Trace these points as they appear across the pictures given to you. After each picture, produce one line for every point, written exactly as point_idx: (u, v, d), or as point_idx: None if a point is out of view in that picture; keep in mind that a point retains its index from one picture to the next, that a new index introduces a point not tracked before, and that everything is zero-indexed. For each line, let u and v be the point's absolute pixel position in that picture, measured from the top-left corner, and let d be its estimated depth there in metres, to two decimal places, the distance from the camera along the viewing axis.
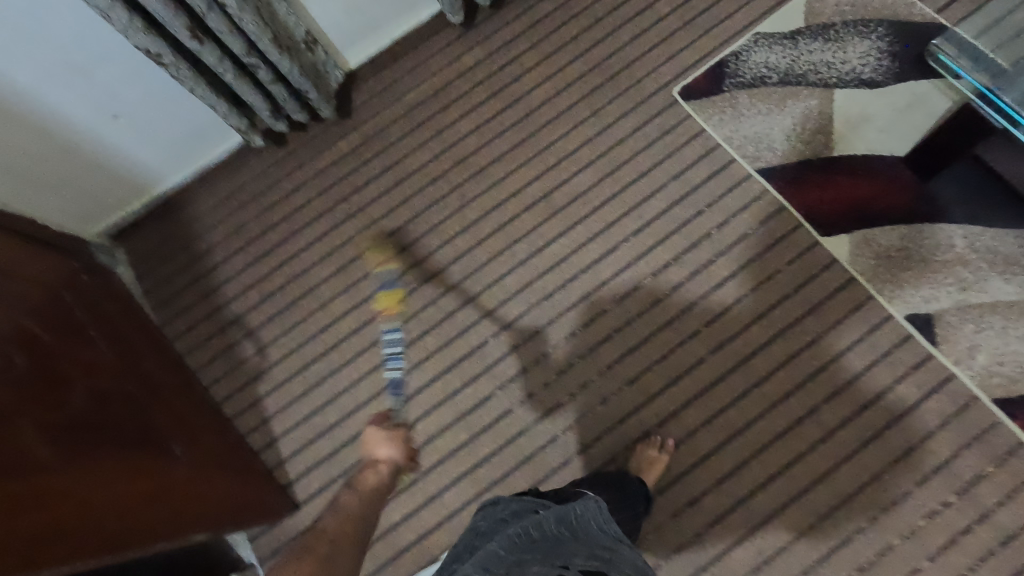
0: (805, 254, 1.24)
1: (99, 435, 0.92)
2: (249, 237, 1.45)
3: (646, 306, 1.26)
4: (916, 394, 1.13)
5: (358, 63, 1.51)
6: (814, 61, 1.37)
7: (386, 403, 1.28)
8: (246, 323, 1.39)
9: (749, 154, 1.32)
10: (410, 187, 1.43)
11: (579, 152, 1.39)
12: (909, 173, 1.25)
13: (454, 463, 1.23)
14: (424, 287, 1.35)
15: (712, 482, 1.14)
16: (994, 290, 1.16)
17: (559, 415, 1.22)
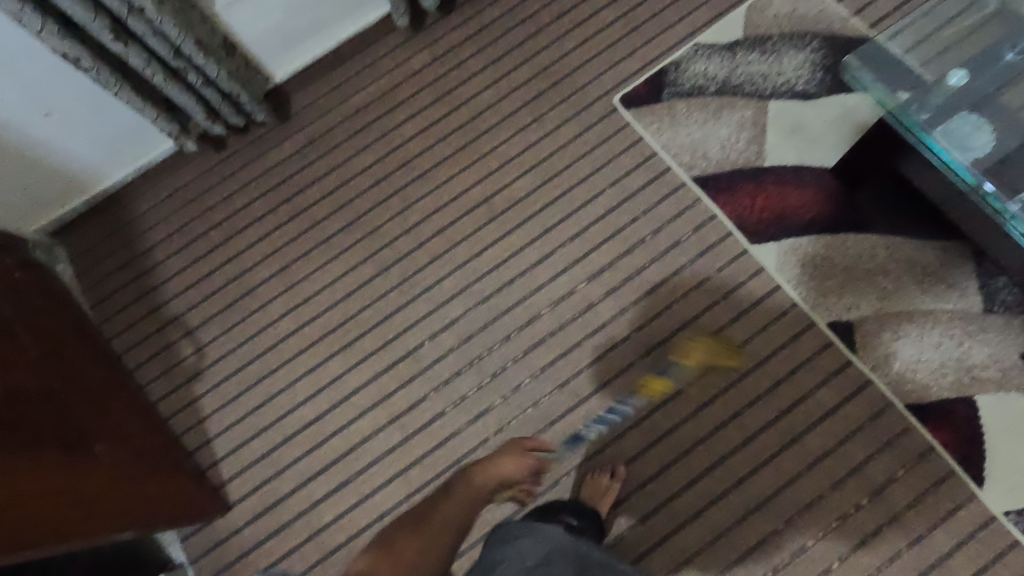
0: (735, 261, 1.27)
1: (27, 436, 0.92)
2: (191, 237, 1.44)
3: (580, 311, 1.28)
4: (834, 399, 1.16)
5: (289, 74, 1.48)
6: (751, 71, 1.39)
7: (322, 404, 1.29)
8: (185, 322, 1.38)
9: (685, 162, 1.35)
10: (353, 189, 1.44)
11: (521, 157, 1.41)
12: (835, 184, 1.28)
13: (387, 464, 1.24)
14: (364, 289, 1.36)
15: (637, 484, 1.16)
16: (911, 300, 1.19)
17: (491, 417, 1.24)
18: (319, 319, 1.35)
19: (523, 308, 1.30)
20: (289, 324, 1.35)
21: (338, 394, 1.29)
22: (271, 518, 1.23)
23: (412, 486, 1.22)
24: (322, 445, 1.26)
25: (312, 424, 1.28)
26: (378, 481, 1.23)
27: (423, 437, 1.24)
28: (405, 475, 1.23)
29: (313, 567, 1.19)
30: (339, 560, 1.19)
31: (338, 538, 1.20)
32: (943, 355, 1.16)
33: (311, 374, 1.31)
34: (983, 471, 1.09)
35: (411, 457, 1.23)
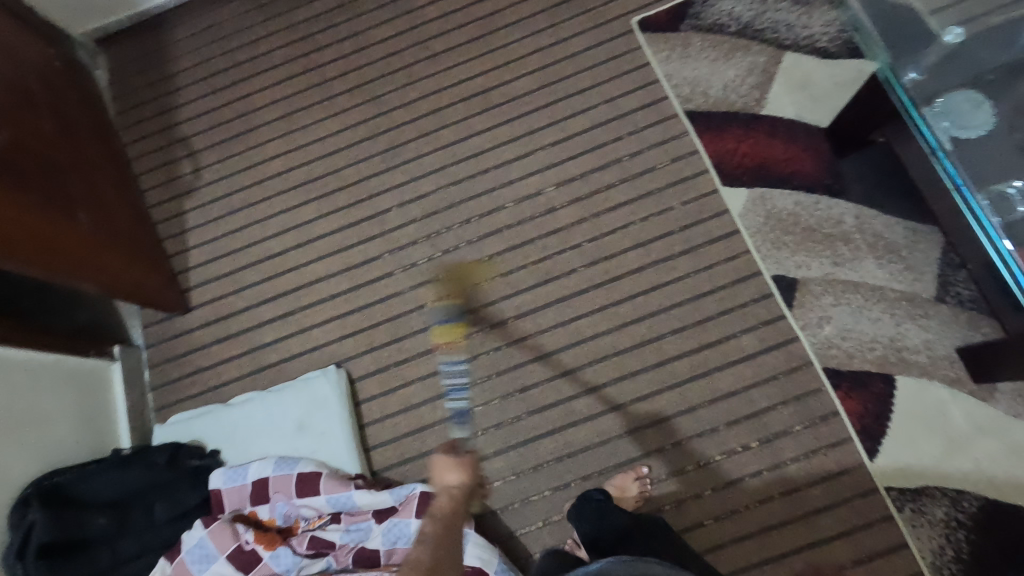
0: (702, 198, 1.27)
1: (30, 183, 1.04)
2: (214, 69, 1.55)
3: (540, 212, 1.32)
4: (755, 346, 1.18)
5: None
6: (777, 19, 1.36)
7: (289, 242, 1.40)
8: (190, 144, 1.51)
9: (683, 95, 1.34)
10: (366, 57, 1.50)
11: (527, 59, 1.43)
12: (825, 146, 1.26)
13: (330, 305, 1.34)
14: (351, 149, 1.44)
15: (546, 376, 1.22)
16: (864, 272, 1.18)
17: (433, 287, 1.31)
18: (306, 167, 1.45)
19: (488, 198, 1.35)
20: (278, 166, 1.46)
21: (305, 236, 1.39)
22: (221, 327, 1.36)
23: (347, 330, 1.31)
24: (280, 276, 1.38)
25: (276, 257, 1.39)
26: (320, 318, 1.33)
27: (368, 291, 1.33)
28: (343, 319, 1.32)
29: (245, 376, 1.32)
30: (268, 376, 1.31)
31: (273, 357, 1.32)
32: (878, 331, 1.14)
33: (286, 214, 1.42)
34: (880, 446, 1.09)
35: (352, 305, 1.33)
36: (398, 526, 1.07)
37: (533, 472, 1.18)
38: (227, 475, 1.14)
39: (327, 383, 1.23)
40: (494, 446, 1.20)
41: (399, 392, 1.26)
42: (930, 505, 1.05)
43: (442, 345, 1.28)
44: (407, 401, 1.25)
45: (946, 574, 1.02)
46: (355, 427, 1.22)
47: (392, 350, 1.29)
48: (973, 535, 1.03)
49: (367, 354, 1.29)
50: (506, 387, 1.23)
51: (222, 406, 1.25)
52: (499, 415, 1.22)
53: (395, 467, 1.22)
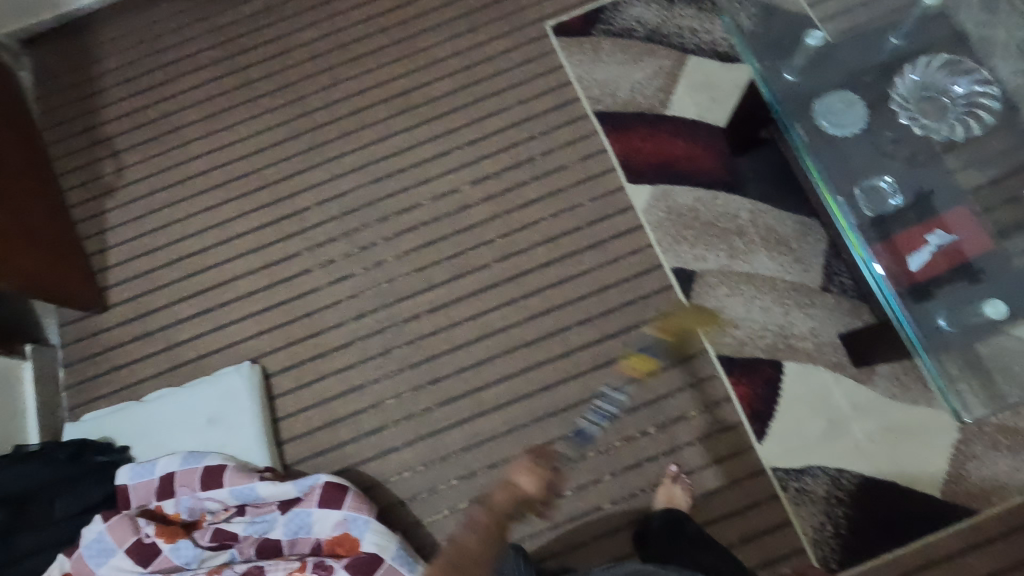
0: (608, 195, 1.32)
1: None
2: (139, 71, 1.56)
3: (454, 209, 1.36)
4: (656, 335, 1.22)
5: None
6: (682, 25, 1.42)
7: (209, 240, 1.41)
8: (113, 144, 1.51)
9: (593, 96, 1.39)
10: (291, 60, 1.53)
11: (447, 62, 1.47)
12: (724, 144, 1.32)
13: (248, 302, 1.35)
14: (273, 149, 1.46)
15: (456, 368, 1.25)
16: (757, 263, 1.23)
17: (349, 283, 1.33)
18: (228, 167, 1.46)
19: (406, 196, 1.38)
20: (200, 165, 1.47)
21: (225, 234, 1.41)
22: (138, 325, 1.36)
23: (263, 326, 1.33)
24: (198, 274, 1.39)
25: (195, 255, 1.40)
26: (238, 315, 1.35)
27: (286, 288, 1.35)
28: (261, 316, 1.34)
29: (161, 373, 1.32)
30: (184, 373, 1.32)
31: (189, 354, 1.33)
32: (768, 320, 1.20)
33: (207, 213, 1.43)
34: (768, 428, 1.14)
35: (270, 302, 1.35)
36: (299, 516, 1.08)
37: (442, 461, 1.20)
38: (134, 470, 1.15)
39: (239, 378, 1.24)
40: (405, 437, 1.23)
41: (313, 386, 1.28)
42: (813, 483, 1.11)
43: (357, 339, 1.30)
44: (321, 395, 1.27)
45: (825, 548, 1.07)
46: (267, 421, 1.24)
47: (307, 345, 1.30)
48: (851, 510, 1.09)
49: (283, 349, 1.31)
50: (417, 379, 1.26)
51: (134, 403, 1.25)
52: (410, 407, 1.24)
53: (306, 460, 1.23)
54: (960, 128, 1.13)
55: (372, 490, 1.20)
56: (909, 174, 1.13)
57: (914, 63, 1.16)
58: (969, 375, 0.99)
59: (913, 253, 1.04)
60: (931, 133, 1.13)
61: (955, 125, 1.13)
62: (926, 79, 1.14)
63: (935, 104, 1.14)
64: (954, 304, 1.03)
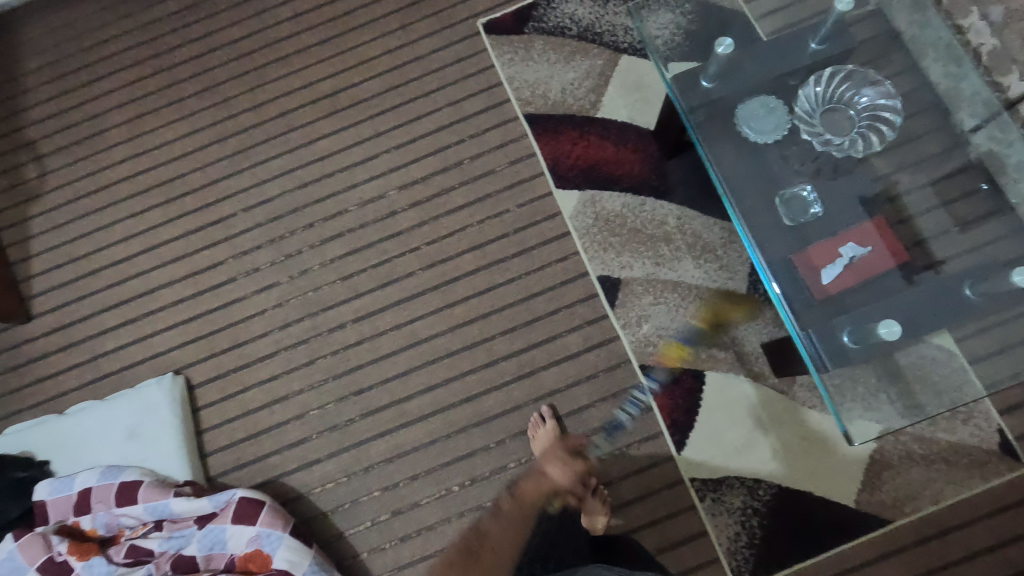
0: (536, 200, 1.30)
1: None
2: (62, 70, 1.51)
3: (382, 215, 1.33)
4: (580, 345, 1.21)
5: None
6: (615, 23, 1.38)
7: (134, 247, 1.38)
8: (36, 148, 1.47)
9: (524, 97, 1.36)
10: (217, 59, 1.48)
11: (377, 61, 1.43)
12: (653, 147, 1.29)
13: (173, 312, 1.33)
14: (200, 153, 1.42)
15: (381, 379, 1.24)
16: (683, 271, 1.22)
17: (274, 292, 1.31)
18: (153, 172, 1.43)
19: (333, 202, 1.35)
20: (125, 169, 1.43)
21: (150, 241, 1.38)
22: (62, 335, 1.34)
23: (187, 336, 1.31)
24: (123, 282, 1.36)
25: (120, 263, 1.38)
26: (162, 325, 1.32)
27: (211, 297, 1.33)
28: (185, 325, 1.32)
29: (84, 385, 1.30)
30: (108, 385, 1.30)
31: (113, 365, 1.31)
32: (691, 328, 1.19)
33: (132, 219, 1.40)
34: (687, 438, 1.14)
35: (195, 311, 1.32)
36: (213, 532, 1.08)
37: (364, 473, 1.20)
38: (53, 486, 1.14)
39: (160, 391, 1.23)
40: (328, 448, 1.22)
41: (237, 397, 1.26)
42: (728, 494, 1.11)
43: (282, 349, 1.28)
44: (245, 406, 1.26)
45: (738, 558, 1.08)
46: (190, 433, 1.22)
47: (231, 355, 1.29)
48: (765, 520, 1.09)
49: (207, 360, 1.29)
50: (342, 390, 1.24)
51: (56, 416, 1.24)
52: (334, 418, 1.23)
53: (229, 472, 1.22)
54: (860, 143, 1.10)
55: (294, 502, 1.20)
56: (833, 184, 1.11)
57: (818, 76, 1.13)
58: (852, 396, 1.01)
59: (827, 266, 1.03)
60: (830, 149, 1.10)
61: (859, 139, 1.11)
62: (828, 92, 1.12)
63: (837, 119, 1.11)
64: (864, 322, 1.00)
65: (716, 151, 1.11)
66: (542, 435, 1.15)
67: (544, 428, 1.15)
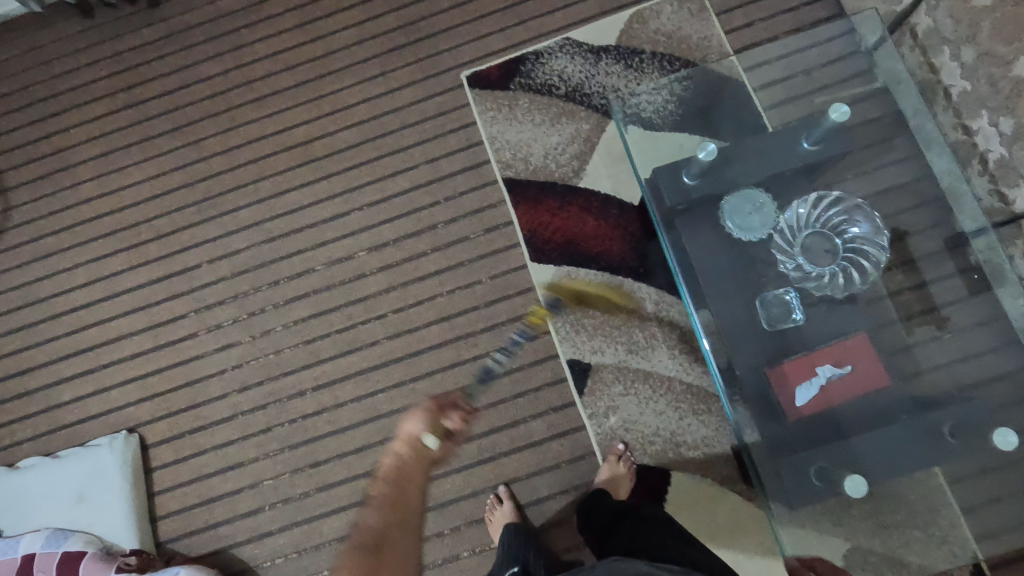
0: (510, 273, 1.24)
1: None
2: (31, 98, 1.45)
3: (349, 277, 1.28)
4: (544, 432, 1.17)
5: None
6: (606, 84, 1.30)
7: (96, 293, 1.34)
8: (2, 180, 1.42)
9: (505, 160, 1.29)
10: (190, 95, 1.42)
11: (355, 109, 1.36)
12: (635, 225, 1.23)
13: (130, 365, 1.29)
14: (167, 197, 1.37)
15: (338, 452, 1.20)
16: (656, 361, 1.17)
17: (234, 352, 1.27)
18: (117, 213, 1.38)
19: (300, 259, 1.30)
20: (91, 210, 1.38)
21: (113, 287, 1.34)
22: (18, 382, 1.31)
23: (145, 392, 1.27)
24: (82, 330, 1.32)
25: (80, 308, 1.33)
26: (120, 377, 1.29)
27: (170, 351, 1.29)
28: (143, 380, 1.28)
29: (37, 436, 1.27)
30: (62, 438, 1.27)
31: (67, 418, 1.28)
32: (660, 424, 1.14)
33: (94, 263, 1.35)
34: None
35: (154, 366, 1.29)
36: None
37: (314, 550, 1.17)
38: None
39: (111, 453, 1.20)
40: (280, 521, 1.19)
41: (190, 461, 1.23)
42: None
43: (239, 413, 1.24)
44: (198, 471, 1.22)
45: None
46: (140, 498, 1.20)
47: (188, 416, 1.25)
48: None
49: (163, 419, 1.26)
50: (297, 461, 1.21)
51: (6, 471, 1.22)
52: (288, 490, 1.20)
53: (178, 539, 1.20)
54: (840, 279, 1.02)
55: None
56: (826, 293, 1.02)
57: (804, 198, 1.06)
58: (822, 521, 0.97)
59: (802, 385, 0.97)
60: (806, 283, 1.02)
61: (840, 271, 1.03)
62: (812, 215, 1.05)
63: (821, 244, 1.04)
64: (834, 461, 0.94)
65: (694, 245, 1.05)
66: (498, 518, 1.11)
67: (500, 510, 1.12)
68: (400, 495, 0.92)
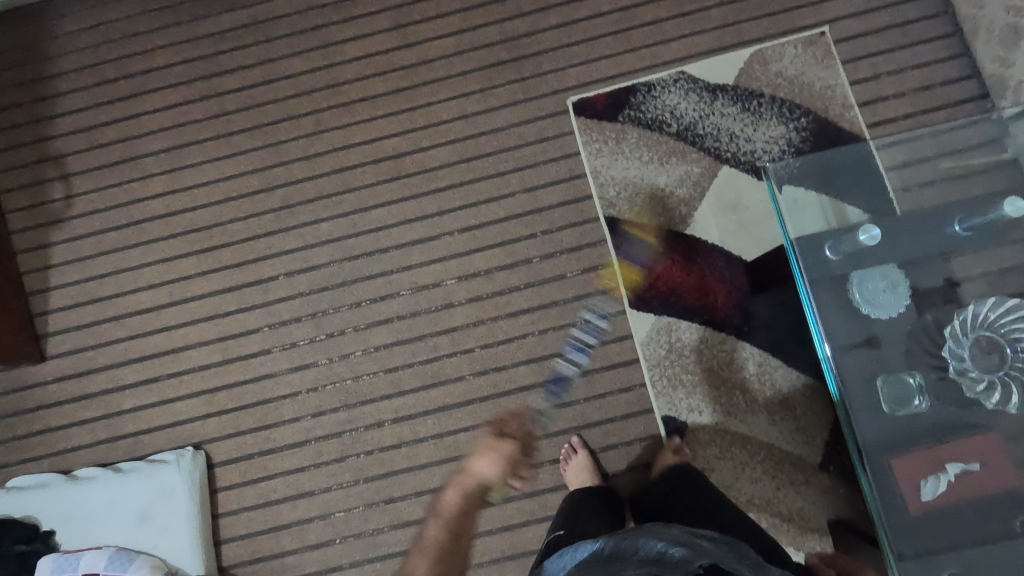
0: (606, 318, 1.19)
1: None
2: (101, 78, 1.36)
3: (435, 306, 1.22)
4: (633, 488, 1.13)
5: None
6: (721, 126, 1.24)
7: (163, 297, 1.27)
8: (64, 165, 1.33)
9: (607, 197, 1.23)
10: (273, 92, 1.33)
11: (450, 125, 1.29)
12: (743, 279, 1.17)
13: (197, 378, 1.23)
14: (242, 201, 1.29)
15: (416, 490, 1.16)
16: (755, 425, 1.13)
17: (309, 374, 1.21)
18: (189, 213, 1.30)
19: (384, 282, 1.24)
20: (161, 205, 1.31)
21: (181, 292, 1.27)
22: (76, 384, 1.24)
23: (213, 408, 1.21)
24: (146, 335, 1.25)
25: (145, 311, 1.26)
26: (185, 391, 1.22)
27: (239, 367, 1.23)
28: (210, 395, 1.22)
29: (95, 444, 1.21)
30: (122, 448, 1.21)
31: (129, 427, 1.22)
32: (755, 492, 1.11)
33: (162, 265, 1.28)
34: None
35: (222, 381, 1.22)
36: None
37: None
38: (57, 563, 1.08)
39: (178, 473, 1.15)
40: (352, 557, 1.15)
41: (258, 485, 1.18)
42: None
43: (311, 439, 1.19)
44: (266, 496, 1.17)
45: None
46: (205, 520, 1.15)
47: (257, 437, 1.20)
48: None
49: (230, 437, 1.20)
50: (371, 495, 1.16)
51: (63, 480, 1.16)
52: (360, 525, 1.16)
53: (242, 565, 1.15)
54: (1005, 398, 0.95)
55: None
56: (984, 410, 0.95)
57: (981, 301, 1.00)
58: None
59: (926, 480, 0.94)
60: (962, 381, 0.96)
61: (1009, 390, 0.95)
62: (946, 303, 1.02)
63: (991, 353, 0.96)
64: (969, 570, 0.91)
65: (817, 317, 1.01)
66: (575, 466, 1.12)
67: (577, 458, 1.12)
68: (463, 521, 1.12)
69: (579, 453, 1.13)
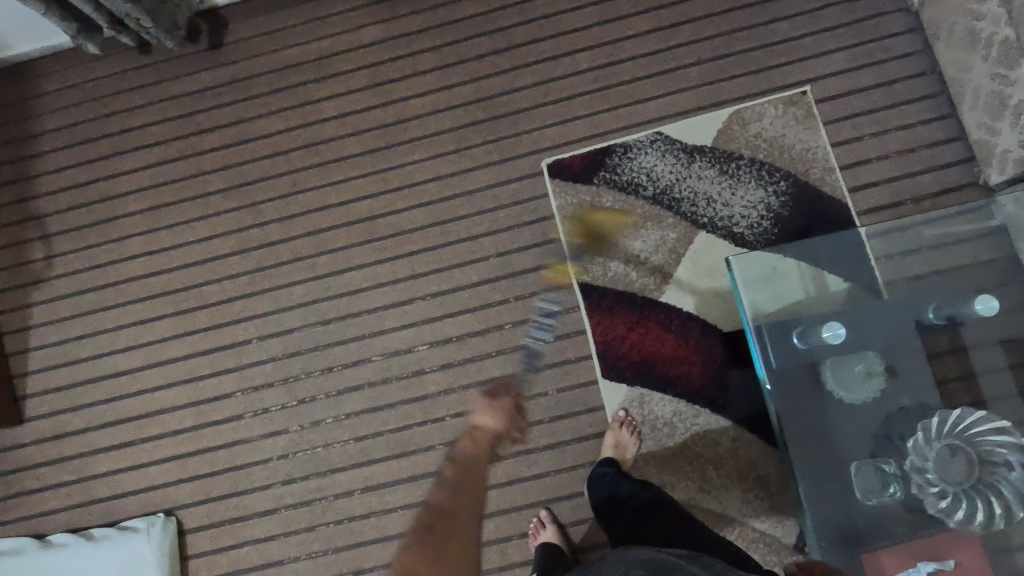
0: (578, 389, 1.17)
1: None
2: (81, 137, 1.37)
3: (407, 372, 1.21)
4: None
5: None
6: (698, 190, 1.21)
7: (139, 359, 1.27)
8: (45, 225, 1.34)
9: (581, 262, 1.21)
10: (249, 151, 1.33)
11: (425, 186, 1.28)
12: (719, 350, 1.15)
13: (170, 443, 1.23)
14: (218, 262, 1.30)
15: (385, 561, 1.15)
16: (728, 503, 1.11)
17: (280, 440, 1.21)
18: (165, 274, 1.30)
19: (356, 347, 1.23)
20: (138, 266, 1.31)
21: (156, 355, 1.27)
22: (52, 447, 1.25)
23: (185, 473, 1.22)
24: (121, 398, 1.26)
25: (121, 374, 1.27)
26: (159, 455, 1.23)
27: (211, 433, 1.23)
28: (182, 460, 1.22)
29: (70, 508, 1.22)
30: (96, 513, 1.21)
31: (103, 491, 1.22)
32: None
33: (138, 327, 1.29)
34: None
35: (196, 446, 1.23)
36: None
37: None
38: None
39: (147, 542, 1.16)
40: None
41: (228, 553, 1.18)
42: None
43: (282, 507, 1.19)
44: (236, 564, 1.17)
45: None
46: None
47: (228, 504, 1.19)
48: None
49: (201, 504, 1.20)
50: (341, 566, 1.16)
51: (37, 546, 1.18)
52: None
53: None
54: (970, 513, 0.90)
55: None
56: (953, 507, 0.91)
57: (946, 414, 0.96)
58: None
59: None
60: (925, 497, 0.92)
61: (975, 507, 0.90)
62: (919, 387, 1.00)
63: (962, 466, 0.90)
64: None
65: (784, 401, 0.98)
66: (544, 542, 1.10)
67: (545, 534, 1.10)
68: (460, 493, 0.74)
69: (548, 527, 1.11)
